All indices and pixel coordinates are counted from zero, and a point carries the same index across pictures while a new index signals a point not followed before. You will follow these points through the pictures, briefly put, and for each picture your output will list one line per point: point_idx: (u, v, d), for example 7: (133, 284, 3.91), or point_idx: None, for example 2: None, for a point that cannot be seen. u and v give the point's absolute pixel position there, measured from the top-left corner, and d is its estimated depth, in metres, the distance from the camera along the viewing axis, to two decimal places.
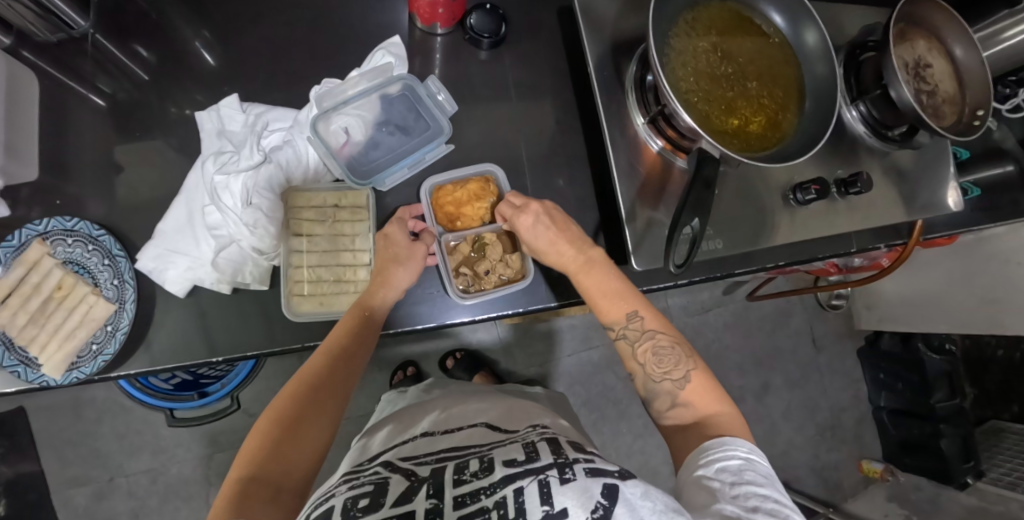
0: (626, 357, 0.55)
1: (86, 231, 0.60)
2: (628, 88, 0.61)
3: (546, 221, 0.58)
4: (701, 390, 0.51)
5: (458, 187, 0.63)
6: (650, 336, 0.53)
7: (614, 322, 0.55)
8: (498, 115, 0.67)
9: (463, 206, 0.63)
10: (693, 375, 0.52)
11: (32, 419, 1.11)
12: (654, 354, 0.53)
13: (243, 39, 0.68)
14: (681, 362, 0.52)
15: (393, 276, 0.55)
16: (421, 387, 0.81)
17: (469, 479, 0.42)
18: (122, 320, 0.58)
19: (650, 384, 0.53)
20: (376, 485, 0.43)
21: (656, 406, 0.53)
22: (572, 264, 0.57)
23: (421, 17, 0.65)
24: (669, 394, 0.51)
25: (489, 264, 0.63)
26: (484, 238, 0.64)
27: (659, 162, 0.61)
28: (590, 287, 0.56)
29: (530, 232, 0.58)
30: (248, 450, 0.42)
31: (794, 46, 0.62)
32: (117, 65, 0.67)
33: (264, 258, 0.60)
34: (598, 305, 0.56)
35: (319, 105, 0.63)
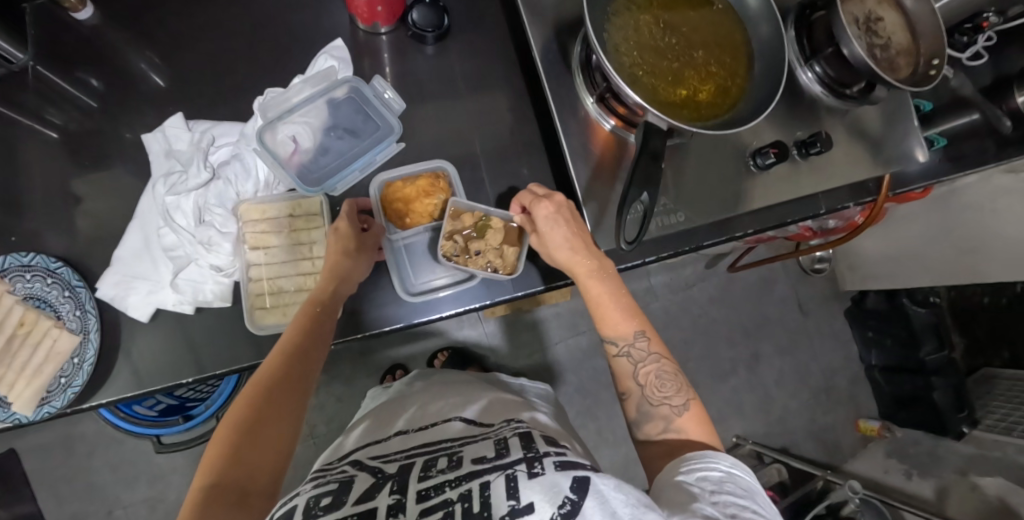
0: (622, 373, 0.53)
1: (43, 264, 0.60)
2: (574, 69, 0.61)
3: (570, 223, 0.56)
4: (696, 420, 0.50)
5: (408, 183, 0.62)
6: (655, 359, 0.52)
7: (617, 337, 0.53)
8: (450, 109, 0.67)
9: (412, 202, 0.62)
10: (690, 404, 0.51)
11: (24, 459, 1.11)
12: (656, 377, 0.51)
13: (186, 56, 0.67)
14: (679, 389, 0.51)
15: (344, 269, 0.55)
16: (404, 378, 0.81)
17: (434, 474, 0.42)
18: (88, 351, 0.57)
19: (643, 406, 0.51)
20: (341, 483, 0.43)
21: (646, 428, 0.51)
22: (581, 267, 0.55)
23: (360, 17, 0.64)
24: (663, 419, 0.50)
25: (483, 246, 0.60)
26: (489, 221, 0.61)
27: (612, 140, 0.61)
28: (599, 295, 0.54)
29: (546, 223, 0.55)
30: (211, 458, 0.42)
31: (737, 10, 0.62)
32: (60, 95, 0.66)
33: (224, 276, 0.60)
34: (602, 313, 0.54)
35: (265, 116, 0.63)
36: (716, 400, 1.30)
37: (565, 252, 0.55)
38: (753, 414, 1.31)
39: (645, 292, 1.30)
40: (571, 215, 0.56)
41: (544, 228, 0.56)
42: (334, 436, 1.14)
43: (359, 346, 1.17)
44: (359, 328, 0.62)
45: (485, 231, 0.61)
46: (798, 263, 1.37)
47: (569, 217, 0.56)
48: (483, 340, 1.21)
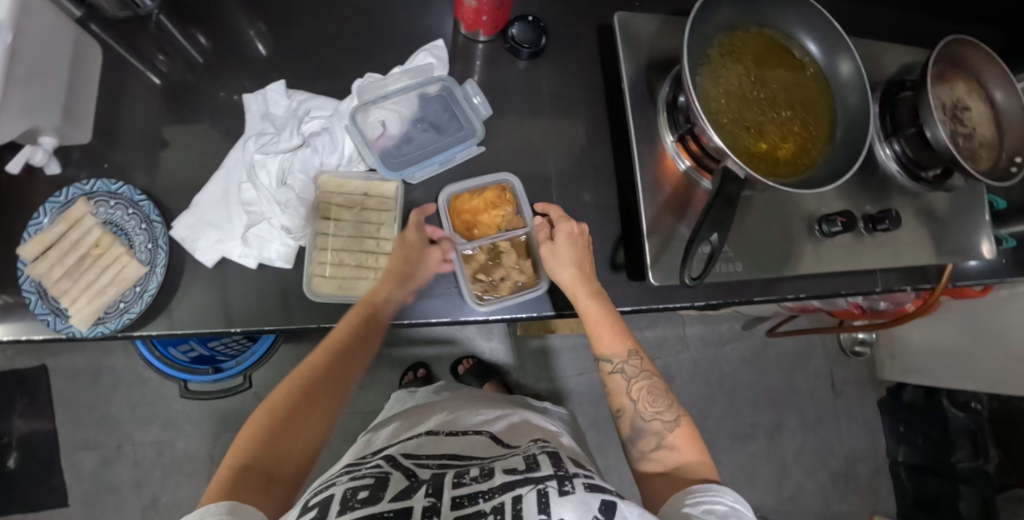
0: (617, 390, 0.55)
1: (128, 195, 0.64)
2: (657, 108, 0.63)
3: (577, 241, 0.58)
4: (687, 435, 0.51)
5: (476, 195, 0.65)
6: (647, 375, 0.55)
7: (612, 355, 0.55)
8: (529, 121, 0.68)
9: (480, 213, 0.64)
10: (682, 420, 0.52)
11: (51, 379, 1.16)
12: (648, 392, 0.53)
13: (297, 32, 0.71)
14: (670, 405, 0.53)
15: (400, 278, 0.58)
16: (431, 387, 0.81)
17: (467, 483, 0.42)
18: (151, 282, 0.60)
19: (637, 422, 0.52)
20: (377, 478, 0.42)
21: (640, 444, 0.52)
22: (582, 289, 0.56)
23: (464, 23, 0.66)
24: (656, 435, 0.51)
25: (504, 271, 0.64)
26: (499, 246, 0.65)
27: (684, 180, 0.62)
28: (591, 315, 0.56)
29: (564, 241, 0.58)
30: (244, 443, 0.46)
31: (828, 77, 0.63)
32: (174, 46, 0.71)
33: (291, 238, 0.62)
34: (599, 333, 0.56)
35: (360, 97, 0.66)
36: (729, 464, 1.26)
37: (569, 271, 0.57)
38: (765, 486, 1.27)
39: (677, 340, 1.28)
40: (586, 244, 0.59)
41: (559, 242, 0.58)
42: (345, 421, 1.16)
43: (387, 337, 1.19)
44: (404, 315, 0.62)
45: (500, 257, 0.65)
46: (837, 342, 1.33)
47: (581, 244, 0.58)
48: (508, 356, 1.21)
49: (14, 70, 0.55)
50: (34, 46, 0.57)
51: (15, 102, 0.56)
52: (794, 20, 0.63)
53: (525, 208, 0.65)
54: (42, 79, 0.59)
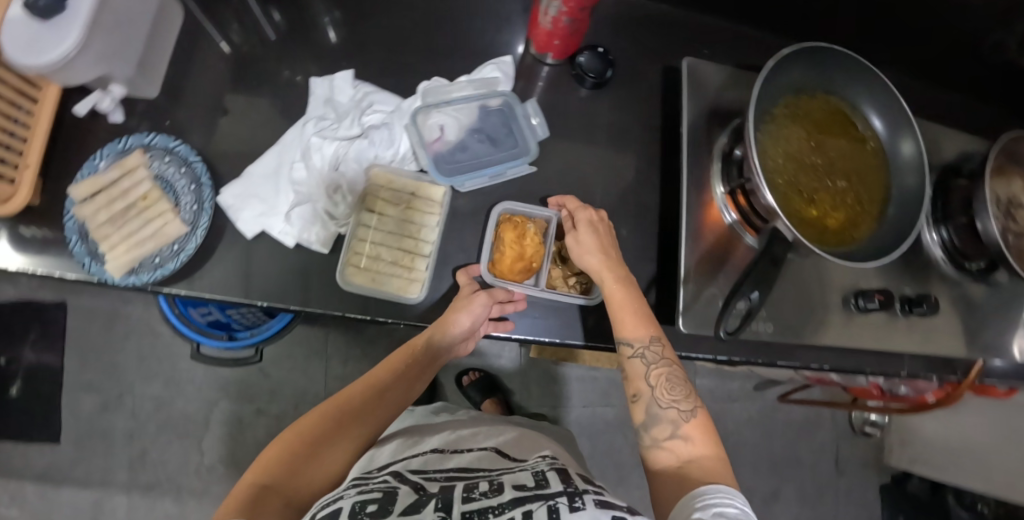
0: (635, 375, 0.53)
1: (183, 153, 0.66)
2: (711, 158, 0.63)
3: (596, 232, 0.59)
4: (703, 425, 0.48)
5: (502, 245, 0.62)
6: (668, 363, 0.52)
7: (633, 338, 0.53)
8: (581, 148, 0.68)
9: (523, 250, 0.62)
10: (698, 411, 0.49)
11: (68, 317, 1.18)
12: (667, 380, 0.51)
13: (371, 26, 0.73)
14: (688, 395, 0.50)
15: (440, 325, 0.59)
16: (428, 406, 0.80)
17: (478, 498, 0.41)
18: (190, 243, 0.62)
19: (653, 407, 0.50)
20: (386, 493, 0.41)
21: (652, 432, 0.49)
22: (608, 274, 0.56)
23: (535, 43, 0.67)
24: (671, 422, 0.48)
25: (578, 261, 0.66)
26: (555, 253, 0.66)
27: (728, 233, 0.62)
28: (616, 300, 0.55)
29: (585, 229, 0.59)
30: (265, 464, 0.43)
31: (888, 153, 0.63)
32: (252, 21, 0.73)
33: (333, 224, 0.63)
34: (620, 318, 0.55)
35: (424, 99, 0.67)
36: None
37: (594, 257, 0.58)
38: None
39: None
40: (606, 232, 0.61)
41: (580, 229, 0.59)
42: None
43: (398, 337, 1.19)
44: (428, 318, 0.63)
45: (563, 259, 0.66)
46: (847, 419, 1.30)
47: (603, 231, 0.60)
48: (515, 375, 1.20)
49: (99, 18, 0.57)
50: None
51: (95, 49, 0.58)
52: (862, 94, 0.63)
53: (535, 211, 0.65)
54: (123, 30, 0.61)
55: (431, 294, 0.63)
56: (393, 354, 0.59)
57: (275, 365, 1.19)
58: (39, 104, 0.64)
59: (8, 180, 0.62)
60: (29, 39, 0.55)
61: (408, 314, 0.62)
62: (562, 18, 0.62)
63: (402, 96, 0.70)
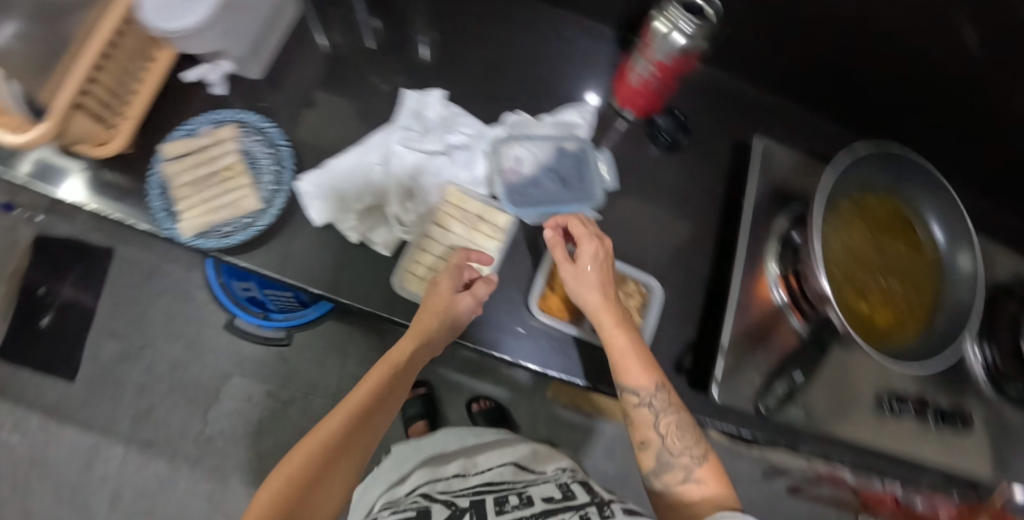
0: (641, 423, 0.53)
1: (273, 136, 0.69)
2: (768, 236, 0.65)
3: (601, 263, 0.57)
4: (714, 471, 0.50)
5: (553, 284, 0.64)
6: (674, 411, 0.52)
7: (639, 388, 0.52)
8: (643, 204, 0.71)
9: None
10: (708, 455, 0.50)
11: (112, 264, 1.23)
12: (677, 428, 0.51)
13: (466, 53, 0.77)
14: (698, 440, 0.51)
15: (427, 332, 0.55)
16: (434, 435, 0.77)
17: (509, 509, 0.48)
18: (262, 219, 0.64)
19: (663, 456, 0.50)
20: (422, 510, 0.48)
21: (664, 477, 0.50)
22: (607, 317, 0.55)
23: (619, 97, 0.71)
24: (683, 468, 0.49)
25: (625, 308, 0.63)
26: None
27: (774, 312, 0.63)
28: (615, 347, 0.54)
29: (587, 260, 0.57)
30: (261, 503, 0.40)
31: (945, 264, 0.63)
32: (358, 28, 0.78)
33: (399, 229, 0.66)
34: (623, 365, 0.53)
35: (508, 131, 0.71)
36: None
37: (594, 294, 0.56)
38: None
39: None
40: (608, 261, 0.58)
41: (582, 263, 0.57)
42: None
43: None
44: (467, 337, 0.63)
45: None
46: None
47: (606, 262, 0.58)
48: (523, 411, 1.19)
49: (232, 0, 0.63)
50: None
51: (221, 26, 0.64)
52: (929, 203, 0.64)
53: None
54: (248, 17, 0.68)
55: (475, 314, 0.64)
56: (373, 365, 0.54)
57: (294, 351, 1.21)
58: (150, 62, 0.68)
59: (105, 123, 0.66)
60: (167, 6, 0.61)
61: None
62: (651, 79, 0.66)
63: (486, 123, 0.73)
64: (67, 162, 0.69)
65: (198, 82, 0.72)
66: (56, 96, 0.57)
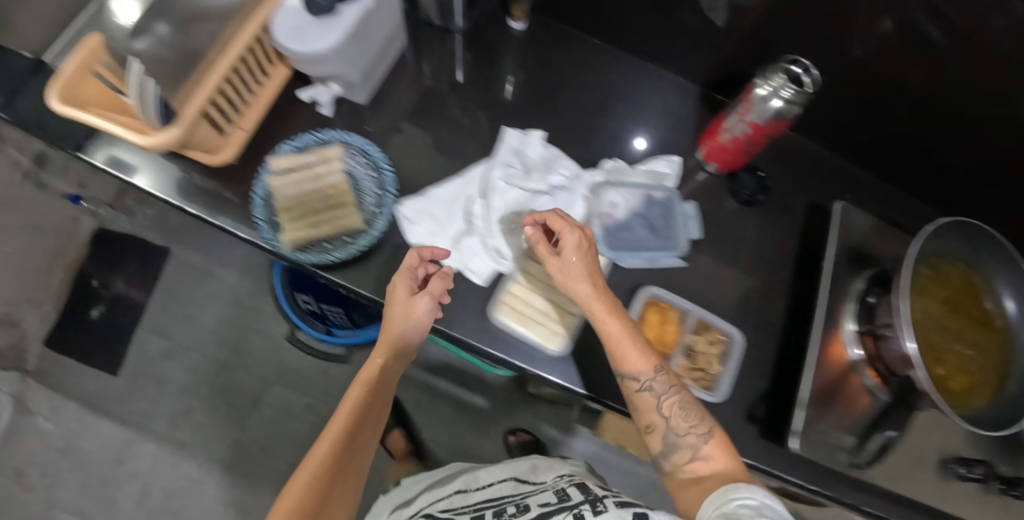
0: (645, 406, 0.55)
1: (378, 160, 0.71)
2: (846, 297, 0.68)
3: (585, 253, 0.59)
4: (721, 446, 0.52)
5: (643, 325, 0.65)
6: (675, 390, 0.55)
7: (638, 374, 0.55)
8: (722, 255, 0.74)
9: (662, 336, 0.65)
10: (713, 431, 0.53)
11: (167, 263, 1.26)
12: (680, 407, 0.54)
13: (559, 97, 0.81)
14: (703, 418, 0.54)
15: (390, 345, 0.60)
16: (440, 471, 0.79)
17: None
18: (362, 239, 0.66)
19: (669, 437, 0.53)
20: None
21: (673, 458, 0.53)
22: (598, 307, 0.57)
23: (706, 151, 0.74)
24: (690, 447, 0.52)
25: (705, 358, 0.66)
26: (691, 345, 0.66)
27: (848, 368, 0.66)
28: (610, 336, 0.56)
29: (570, 250, 0.59)
30: None
31: (1014, 333, 0.66)
32: (458, 63, 0.81)
33: (497, 261, 0.68)
34: (621, 353, 0.56)
35: (604, 176, 0.74)
36: None
37: (581, 283, 0.58)
38: None
39: None
40: (592, 248, 0.61)
41: (567, 255, 0.58)
42: None
43: (460, 375, 1.20)
44: (556, 372, 0.65)
45: (694, 352, 0.66)
46: None
47: (588, 251, 0.60)
48: (561, 446, 1.19)
49: (359, 28, 0.64)
50: (378, 14, 0.66)
51: (345, 52, 0.66)
52: (1003, 278, 0.67)
53: (681, 302, 0.67)
54: (368, 42, 0.68)
55: (565, 349, 0.65)
56: (347, 391, 0.59)
57: (338, 366, 1.23)
58: (269, 78, 0.70)
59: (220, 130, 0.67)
60: (297, 28, 0.62)
61: (539, 363, 0.65)
62: (742, 139, 0.69)
63: (583, 167, 0.76)
64: (135, 159, 0.72)
65: (310, 102, 0.75)
66: (185, 104, 0.59)
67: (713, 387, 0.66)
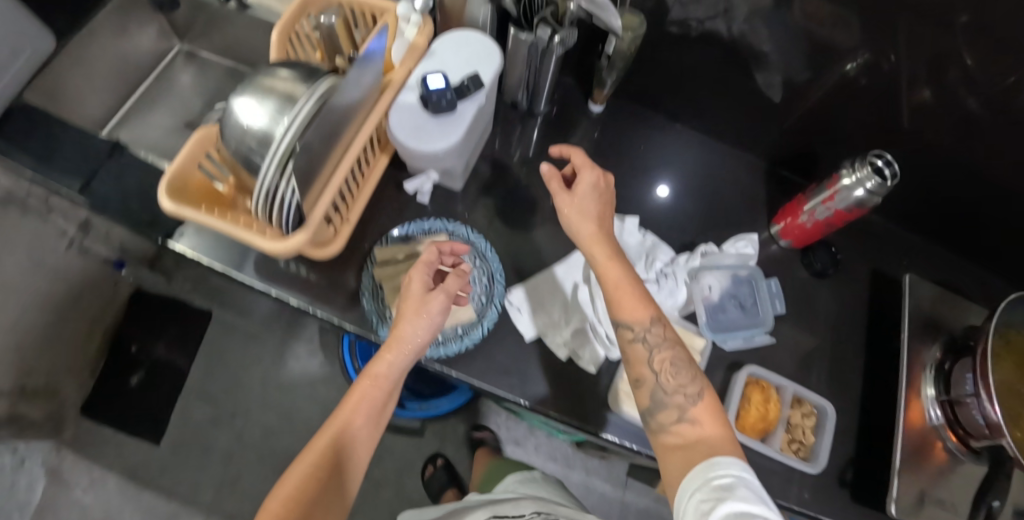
0: (637, 359, 0.57)
1: (481, 247, 0.73)
2: (922, 364, 0.74)
3: (597, 196, 0.63)
4: (709, 410, 0.52)
5: (748, 404, 0.70)
6: (669, 345, 0.56)
7: (633, 322, 0.57)
8: (801, 327, 0.78)
9: (766, 414, 0.69)
10: (704, 394, 0.53)
11: (209, 327, 1.25)
12: (671, 364, 0.55)
13: (635, 176, 0.85)
14: (694, 379, 0.54)
15: (399, 341, 0.59)
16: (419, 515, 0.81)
17: None
18: (476, 331, 0.67)
19: (657, 394, 0.54)
20: None
21: (659, 418, 0.53)
22: (599, 251, 0.60)
23: (784, 229, 0.79)
24: (677, 408, 0.52)
25: (801, 430, 0.71)
26: (789, 418, 0.71)
27: (929, 432, 0.72)
28: (612, 283, 0.59)
29: (583, 192, 0.62)
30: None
31: None
32: (541, 142, 0.84)
33: (608, 347, 0.68)
34: (619, 301, 0.58)
35: (699, 260, 0.78)
36: None
37: (588, 224, 0.61)
38: None
39: None
40: (608, 196, 0.64)
41: (579, 195, 0.62)
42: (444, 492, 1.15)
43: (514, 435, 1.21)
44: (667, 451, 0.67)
45: (792, 424, 0.71)
46: None
47: (601, 195, 0.63)
48: (617, 504, 1.19)
49: (474, 124, 0.67)
50: (486, 108, 0.69)
51: (461, 147, 0.67)
52: None
53: (781, 381, 0.71)
54: (475, 134, 0.69)
55: None
56: (355, 384, 0.59)
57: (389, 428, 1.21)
58: (370, 167, 0.70)
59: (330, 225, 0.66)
60: (417, 126, 0.64)
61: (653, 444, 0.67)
62: (823, 221, 0.74)
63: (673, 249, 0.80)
64: (217, 248, 0.72)
65: (413, 192, 0.75)
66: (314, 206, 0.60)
67: (809, 458, 0.70)
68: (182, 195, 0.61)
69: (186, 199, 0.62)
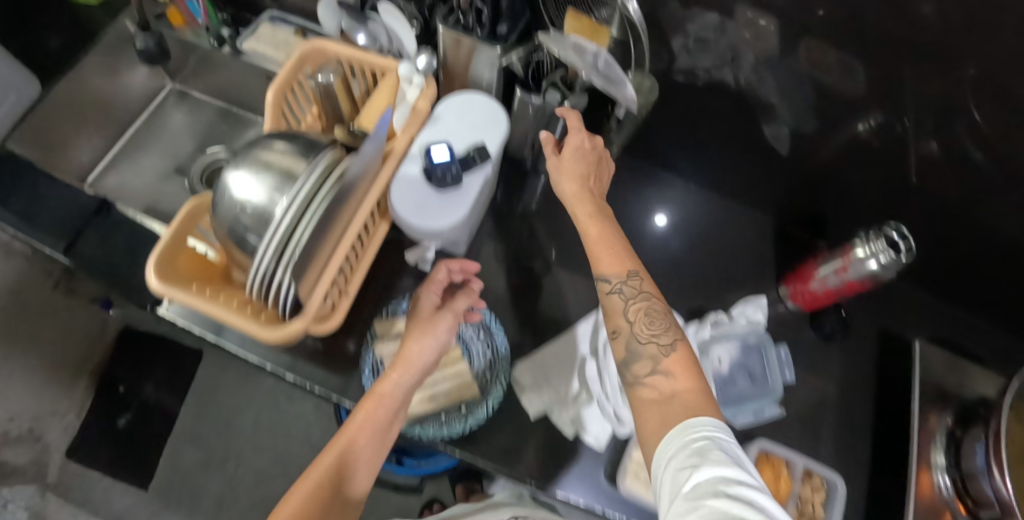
0: (614, 311, 0.55)
1: (485, 318, 0.71)
2: (933, 432, 0.72)
3: (586, 159, 0.63)
4: (683, 362, 0.50)
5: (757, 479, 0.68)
6: (645, 297, 0.54)
7: (611, 275, 0.55)
8: (810, 394, 0.77)
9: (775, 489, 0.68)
10: (678, 345, 0.51)
11: (200, 367, 1.22)
12: (645, 313, 0.53)
13: (640, 236, 0.84)
14: (668, 329, 0.52)
15: (410, 362, 0.56)
16: None
17: None
18: (480, 410, 0.65)
19: (633, 344, 0.52)
20: None
21: (634, 369, 0.51)
22: (582, 209, 0.60)
23: (794, 296, 0.78)
24: (651, 359, 0.50)
25: (810, 506, 0.68)
26: (798, 493, 0.68)
27: (939, 503, 0.68)
28: (593, 239, 0.58)
29: (572, 153, 0.62)
30: None
31: None
32: (546, 200, 0.82)
33: (616, 425, 0.66)
34: (597, 255, 0.57)
35: (710, 331, 0.77)
36: None
37: (573, 185, 0.61)
38: None
39: None
40: (593, 159, 0.64)
41: (566, 157, 0.62)
42: None
43: None
44: None
45: (800, 498, 0.68)
46: None
47: (590, 158, 0.63)
48: None
49: (480, 198, 0.64)
50: (492, 179, 0.67)
51: (466, 221, 0.65)
52: None
53: (790, 455, 0.70)
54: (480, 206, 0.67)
55: None
56: (360, 403, 0.56)
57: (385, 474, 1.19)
58: (370, 237, 0.67)
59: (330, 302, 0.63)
60: (420, 205, 0.62)
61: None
62: (835, 289, 0.72)
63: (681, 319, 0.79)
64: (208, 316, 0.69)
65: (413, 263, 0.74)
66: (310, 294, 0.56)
67: None
68: (171, 273, 0.58)
69: (177, 277, 0.58)
